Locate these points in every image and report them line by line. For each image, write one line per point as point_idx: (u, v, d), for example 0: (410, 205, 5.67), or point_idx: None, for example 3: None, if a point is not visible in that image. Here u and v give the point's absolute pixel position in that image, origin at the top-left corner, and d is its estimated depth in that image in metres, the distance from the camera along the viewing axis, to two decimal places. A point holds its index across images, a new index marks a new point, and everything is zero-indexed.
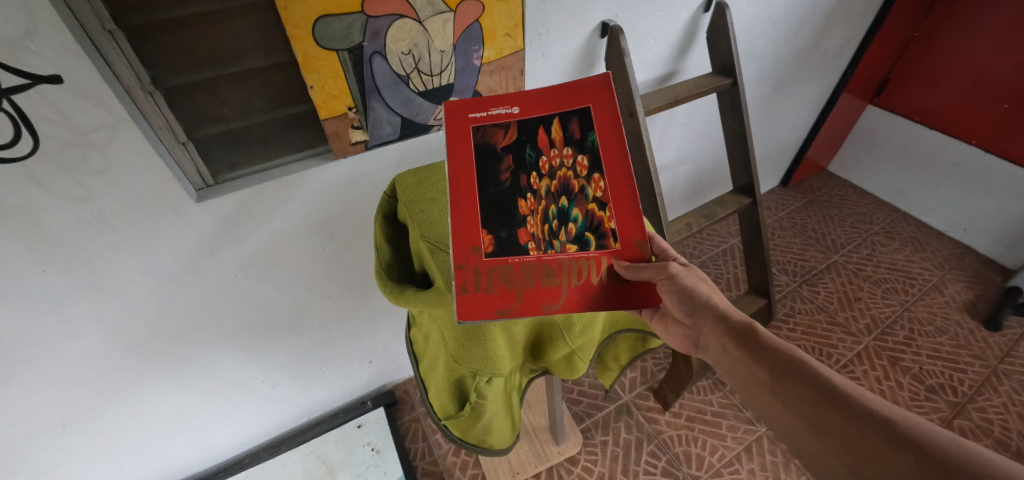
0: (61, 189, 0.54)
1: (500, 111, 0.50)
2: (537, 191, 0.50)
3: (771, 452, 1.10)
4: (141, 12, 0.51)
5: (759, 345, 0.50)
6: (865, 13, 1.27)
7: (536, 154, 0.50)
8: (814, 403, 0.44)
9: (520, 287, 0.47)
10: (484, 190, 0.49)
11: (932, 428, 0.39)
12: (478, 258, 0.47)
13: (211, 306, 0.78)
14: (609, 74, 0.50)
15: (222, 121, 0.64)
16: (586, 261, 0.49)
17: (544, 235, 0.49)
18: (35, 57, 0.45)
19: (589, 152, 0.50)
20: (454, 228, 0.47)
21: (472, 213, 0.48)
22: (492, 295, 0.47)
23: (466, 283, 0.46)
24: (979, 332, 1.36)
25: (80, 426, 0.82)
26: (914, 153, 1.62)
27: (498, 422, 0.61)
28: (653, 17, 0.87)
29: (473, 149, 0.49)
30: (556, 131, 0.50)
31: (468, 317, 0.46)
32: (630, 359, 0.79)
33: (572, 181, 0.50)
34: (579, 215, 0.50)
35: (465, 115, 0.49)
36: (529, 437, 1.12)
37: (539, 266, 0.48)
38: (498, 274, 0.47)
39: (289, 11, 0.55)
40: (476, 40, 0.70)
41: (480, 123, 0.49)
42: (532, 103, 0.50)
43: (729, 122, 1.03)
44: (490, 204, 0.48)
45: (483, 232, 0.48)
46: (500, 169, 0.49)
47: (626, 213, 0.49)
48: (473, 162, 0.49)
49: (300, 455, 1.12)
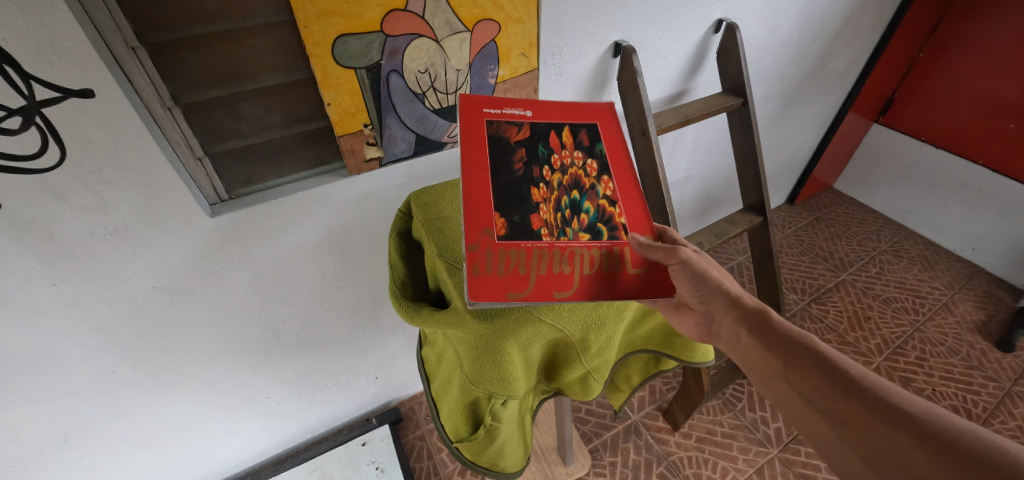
0: (80, 201, 0.54)
1: (515, 112, 0.53)
2: (549, 183, 0.51)
3: (784, 475, 1.08)
4: (165, 29, 0.52)
5: (774, 333, 0.49)
6: (870, 35, 1.28)
7: (548, 152, 0.52)
8: (829, 393, 0.43)
9: (535, 271, 0.45)
10: (497, 176, 0.48)
11: (954, 423, 0.38)
12: (490, 241, 0.45)
13: (220, 321, 0.77)
14: (612, 104, 0.58)
15: (239, 136, 0.64)
16: (599, 250, 0.48)
17: (556, 223, 0.49)
18: (60, 72, 0.46)
19: (597, 157, 0.54)
20: (467, 211, 0.45)
21: (486, 196, 0.46)
22: (505, 279, 0.44)
23: (478, 264, 0.43)
24: (991, 353, 1.34)
25: (83, 440, 0.80)
26: (920, 172, 1.62)
27: (512, 446, 0.59)
28: (664, 38, 0.88)
29: (488, 139, 0.50)
30: (567, 137, 0.54)
31: (479, 298, 0.42)
32: (643, 380, 0.78)
33: (583, 178, 0.53)
34: (590, 208, 0.51)
35: (479, 110, 0.51)
36: (538, 458, 1.09)
37: (551, 253, 0.47)
38: (510, 257, 0.44)
39: (310, 30, 0.55)
40: (492, 59, 0.70)
41: (494, 118, 0.51)
42: (545, 112, 0.55)
43: (740, 140, 1.03)
44: (502, 188, 0.48)
45: (494, 215, 0.46)
46: (514, 158, 0.50)
47: (634, 210, 0.52)
48: (488, 149, 0.49)
49: (303, 473, 1.09)
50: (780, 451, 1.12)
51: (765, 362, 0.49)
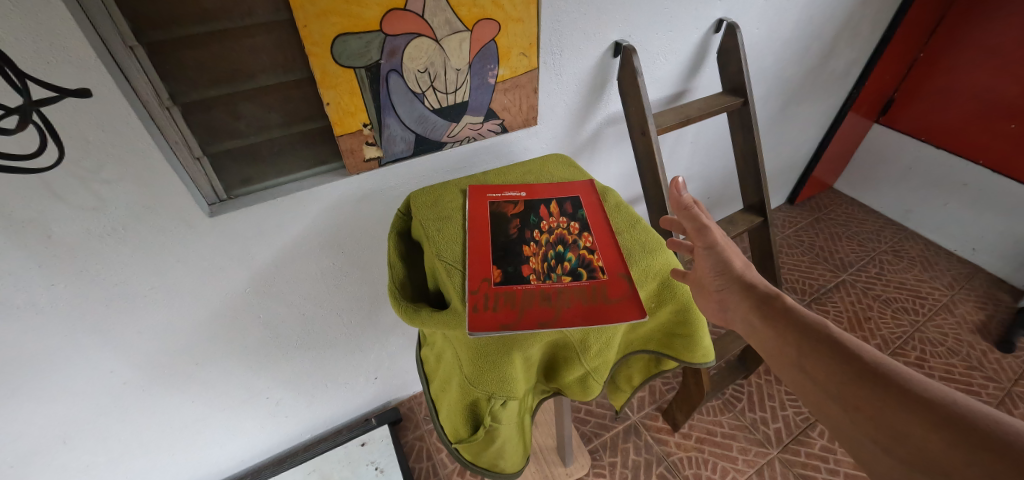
0: (79, 201, 0.54)
1: (512, 194, 0.65)
2: (538, 241, 0.59)
3: (783, 475, 1.08)
4: (163, 28, 0.51)
5: (788, 320, 0.51)
6: (871, 35, 1.28)
7: (538, 219, 0.61)
8: (843, 380, 0.44)
9: (521, 306, 0.50)
10: (496, 239, 0.58)
11: (970, 406, 0.38)
12: (487, 285, 0.52)
13: (218, 321, 0.77)
14: (591, 181, 0.68)
15: (238, 136, 0.64)
16: (579, 289, 0.53)
17: (543, 270, 0.55)
18: (57, 71, 0.45)
19: (579, 220, 0.62)
20: (470, 262, 0.54)
21: (485, 255, 0.55)
22: (497, 313, 0.49)
23: (476, 303, 0.50)
24: (991, 354, 1.34)
25: (81, 441, 0.80)
26: (921, 172, 1.62)
27: (511, 446, 0.59)
28: (665, 38, 0.88)
29: (488, 214, 0.61)
30: (553, 208, 0.63)
31: (476, 330, 0.47)
32: (643, 381, 0.77)
33: (567, 235, 0.59)
34: (573, 257, 0.57)
35: (483, 194, 0.64)
36: (537, 458, 1.09)
37: (538, 292, 0.52)
38: (503, 297, 0.51)
39: (309, 29, 0.55)
40: (492, 59, 0.70)
41: (495, 200, 0.64)
42: (536, 189, 0.66)
43: (740, 140, 1.03)
44: (500, 248, 0.57)
45: (492, 267, 0.54)
46: (509, 227, 0.60)
47: (612, 255, 0.57)
48: (488, 222, 0.60)
49: (301, 473, 1.08)
50: (780, 451, 1.12)
51: (780, 349, 0.50)
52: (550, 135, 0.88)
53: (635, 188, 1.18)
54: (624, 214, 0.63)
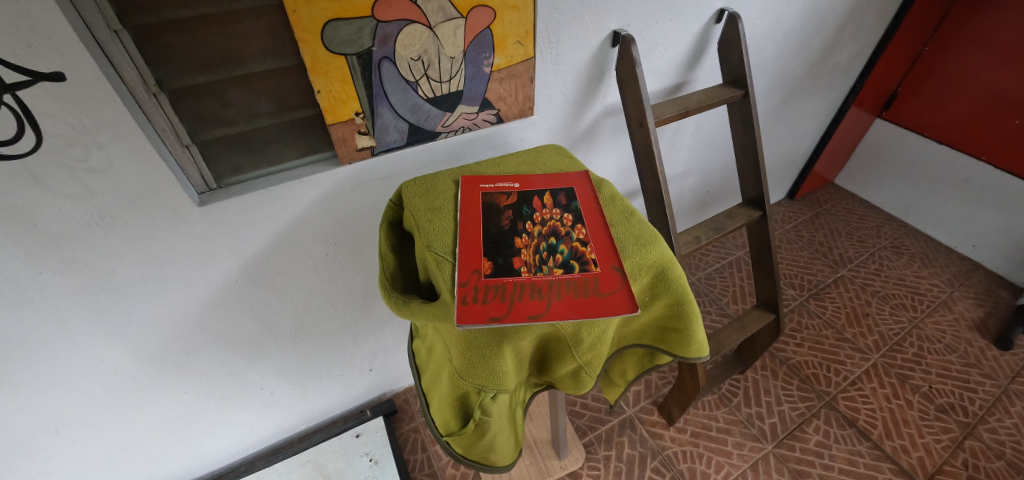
0: (62, 188, 0.53)
1: (504, 185, 0.64)
2: (531, 233, 0.58)
3: (778, 471, 1.08)
4: (148, 12, 0.50)
5: None
6: (875, 28, 1.26)
7: (531, 211, 0.60)
8: None
9: (512, 299, 0.50)
10: (487, 230, 0.57)
11: None
12: (478, 278, 0.51)
13: (210, 311, 0.77)
14: (587, 172, 0.67)
15: (228, 124, 0.62)
16: (571, 281, 0.52)
17: (534, 262, 0.54)
18: (38, 55, 0.44)
19: (573, 212, 0.61)
20: (461, 253, 0.53)
21: (476, 247, 0.54)
22: (487, 305, 0.49)
23: (466, 296, 0.49)
24: (989, 351, 1.33)
25: (72, 430, 0.80)
26: (923, 168, 1.60)
27: (502, 440, 0.58)
28: (666, 28, 0.86)
29: (481, 205, 0.60)
30: (547, 199, 0.62)
31: (465, 322, 0.47)
32: (637, 375, 0.77)
33: (560, 227, 0.59)
34: (566, 249, 0.56)
35: (476, 185, 0.63)
36: (530, 451, 1.09)
37: (528, 285, 0.51)
38: (494, 290, 0.50)
39: (298, 14, 0.54)
40: (487, 47, 0.69)
41: (487, 190, 0.63)
42: (530, 181, 0.65)
43: (740, 133, 1.01)
44: (491, 239, 0.56)
45: (483, 259, 0.53)
46: (501, 217, 0.59)
47: (604, 247, 0.56)
48: (480, 214, 0.59)
49: (296, 464, 1.08)
50: (775, 446, 1.12)
51: None
52: (547, 126, 0.87)
53: (633, 181, 1.17)
54: (619, 206, 0.62)
